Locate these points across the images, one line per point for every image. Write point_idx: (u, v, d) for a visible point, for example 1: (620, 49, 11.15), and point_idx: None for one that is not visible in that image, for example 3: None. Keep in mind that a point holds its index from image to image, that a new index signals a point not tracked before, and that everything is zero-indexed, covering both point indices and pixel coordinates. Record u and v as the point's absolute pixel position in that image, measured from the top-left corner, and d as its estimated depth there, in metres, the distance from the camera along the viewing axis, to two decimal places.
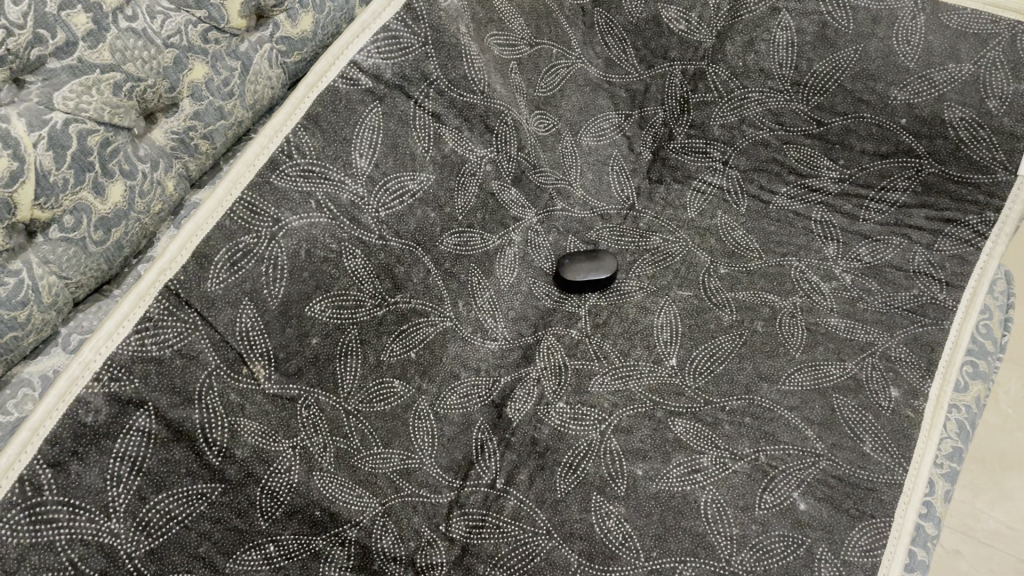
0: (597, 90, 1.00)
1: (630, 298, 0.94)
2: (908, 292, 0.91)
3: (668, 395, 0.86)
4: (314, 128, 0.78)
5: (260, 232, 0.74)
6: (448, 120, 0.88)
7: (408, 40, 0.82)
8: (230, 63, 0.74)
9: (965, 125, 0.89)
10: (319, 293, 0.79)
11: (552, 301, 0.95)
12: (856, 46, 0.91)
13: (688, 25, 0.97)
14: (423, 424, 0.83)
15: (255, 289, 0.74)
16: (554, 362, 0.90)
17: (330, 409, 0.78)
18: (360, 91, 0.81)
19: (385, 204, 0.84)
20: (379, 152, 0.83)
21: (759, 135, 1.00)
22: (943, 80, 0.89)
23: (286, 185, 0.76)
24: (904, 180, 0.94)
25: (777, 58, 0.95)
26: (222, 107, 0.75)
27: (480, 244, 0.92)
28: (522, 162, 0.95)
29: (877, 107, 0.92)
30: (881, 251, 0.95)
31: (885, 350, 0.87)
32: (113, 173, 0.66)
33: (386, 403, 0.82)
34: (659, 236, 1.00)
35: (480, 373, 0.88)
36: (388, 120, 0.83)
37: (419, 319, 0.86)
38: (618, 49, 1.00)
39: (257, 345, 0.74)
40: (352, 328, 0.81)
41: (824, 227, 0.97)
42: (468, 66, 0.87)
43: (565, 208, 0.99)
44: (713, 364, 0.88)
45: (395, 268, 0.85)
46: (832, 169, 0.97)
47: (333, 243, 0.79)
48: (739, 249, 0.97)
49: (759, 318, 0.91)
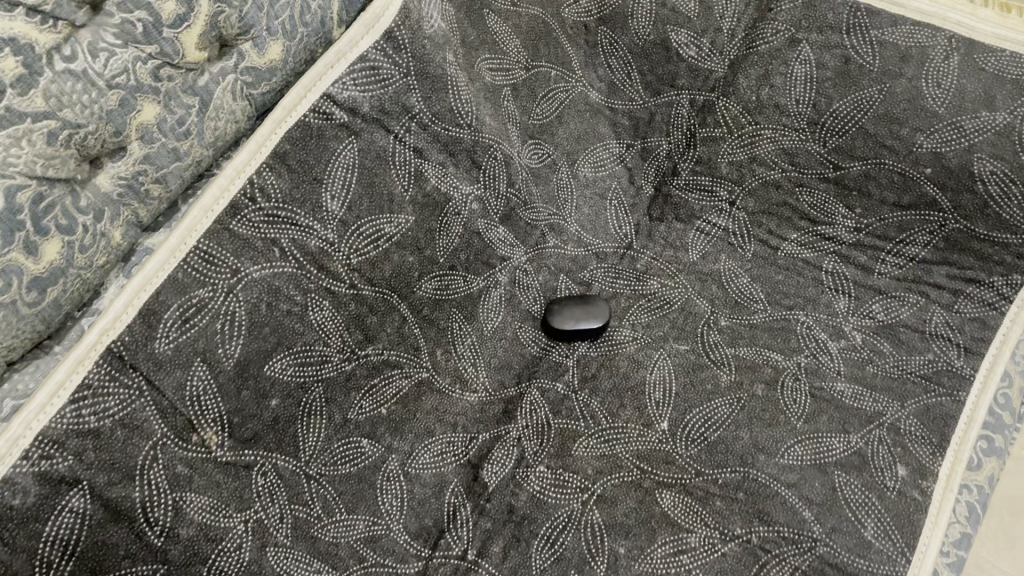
0: (597, 116, 0.93)
1: (622, 350, 0.87)
2: (923, 356, 0.84)
3: (658, 463, 0.80)
4: (281, 169, 0.73)
5: (216, 284, 0.69)
6: (431, 155, 0.81)
7: (389, 72, 0.76)
8: (187, 99, 0.67)
9: (996, 179, 0.82)
10: (280, 350, 0.72)
11: (538, 350, 0.88)
12: (881, 86, 0.84)
13: (698, 51, 0.90)
14: (391, 486, 0.77)
15: (208, 349, 0.68)
16: (537, 421, 0.83)
17: (290, 475, 0.72)
18: (335, 126, 0.75)
19: (358, 249, 0.77)
20: (353, 193, 0.76)
21: (770, 175, 0.91)
22: (975, 129, 0.82)
23: (248, 233, 0.71)
24: (925, 234, 0.86)
25: (794, 94, 0.88)
26: (176, 147, 0.67)
27: (462, 287, 0.85)
28: (512, 198, 0.88)
29: (900, 154, 0.84)
30: (895, 310, 0.86)
31: (895, 423, 0.81)
32: (47, 230, 0.59)
33: (351, 465, 0.76)
34: (657, 280, 0.91)
35: (456, 430, 0.82)
36: (365, 157, 0.77)
37: (392, 372, 0.80)
38: (623, 72, 0.92)
39: (209, 410, 0.68)
40: (317, 387, 0.75)
41: (835, 280, 0.88)
42: (455, 98, 0.81)
43: (557, 245, 0.92)
44: (707, 431, 0.82)
45: (367, 319, 0.78)
46: (849, 217, 0.88)
47: (298, 294, 0.73)
48: (743, 299, 0.89)
49: (760, 381, 0.84)
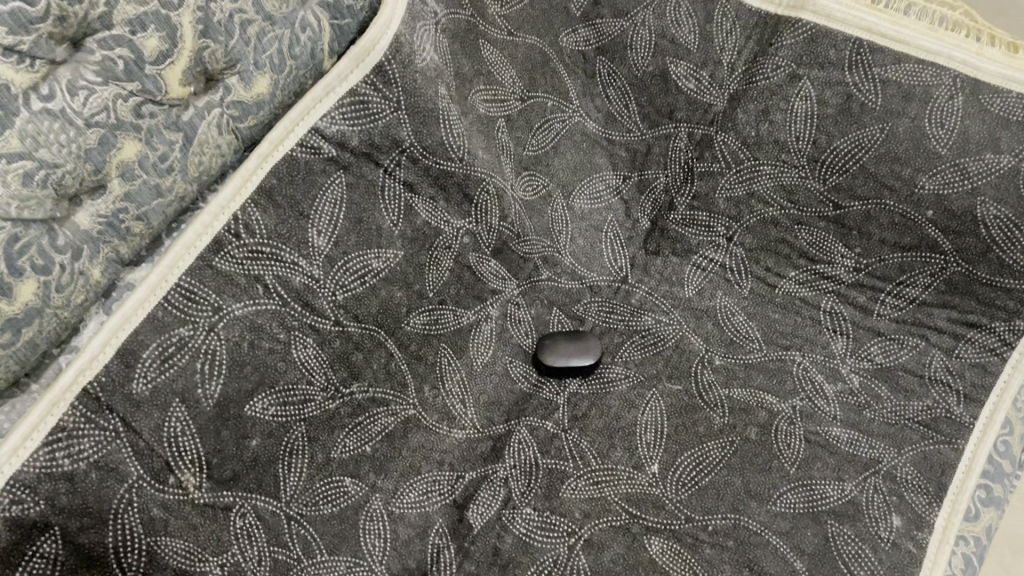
0: (594, 147, 0.91)
1: (614, 388, 0.86)
2: (921, 402, 0.83)
3: (647, 508, 0.78)
4: (267, 204, 0.71)
5: (197, 323, 0.68)
6: (421, 189, 0.80)
7: (378, 106, 0.75)
8: (170, 135, 0.66)
9: (999, 224, 0.79)
10: (262, 389, 0.71)
11: (528, 386, 0.86)
12: (882, 125, 0.81)
13: (697, 84, 0.88)
14: (374, 526, 0.76)
15: (187, 389, 0.67)
16: (524, 461, 0.82)
17: (270, 515, 0.71)
18: (323, 160, 0.74)
19: (344, 285, 0.76)
20: (340, 229, 0.75)
21: (768, 212, 0.90)
22: (978, 172, 0.79)
23: (231, 269, 0.70)
24: (926, 277, 0.84)
25: (794, 130, 0.85)
26: (159, 183, 0.66)
27: (451, 321, 0.84)
28: (504, 231, 0.86)
29: (901, 195, 0.82)
30: (894, 352, 0.85)
31: (890, 469, 0.79)
32: (22, 271, 0.58)
33: (334, 505, 0.75)
34: (652, 316, 0.90)
35: (443, 468, 0.81)
36: (354, 192, 0.76)
37: (378, 410, 0.79)
38: (620, 103, 0.90)
39: (187, 451, 0.67)
40: (300, 426, 0.74)
41: (833, 320, 0.88)
42: (447, 133, 0.79)
43: (551, 277, 0.91)
44: (699, 474, 0.80)
45: (352, 356, 0.77)
46: (847, 257, 0.87)
47: (281, 332, 0.72)
48: (738, 338, 0.88)
49: (753, 424, 0.82)
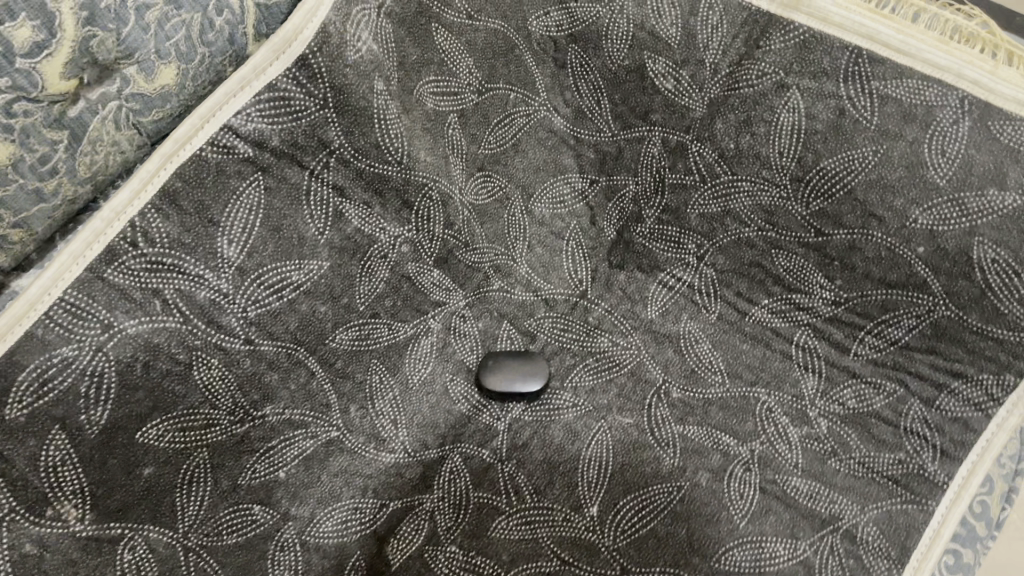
0: (560, 146, 0.83)
1: (559, 418, 0.80)
2: (891, 454, 0.76)
3: (582, 555, 0.72)
4: (170, 210, 0.64)
5: (84, 342, 0.62)
6: (354, 194, 0.73)
7: (301, 103, 0.68)
8: (53, 135, 0.58)
9: (997, 269, 0.70)
10: (157, 415, 0.65)
11: (467, 408, 0.80)
12: (877, 146, 0.71)
13: (675, 84, 0.77)
14: (285, 557, 0.70)
15: (69, 415, 0.61)
16: (454, 493, 0.76)
17: (163, 547, 0.65)
18: (237, 161, 0.67)
19: (257, 301, 0.70)
20: (255, 237, 0.68)
21: (743, 233, 0.81)
22: (978, 209, 0.69)
23: (125, 282, 0.63)
24: (911, 318, 0.76)
25: (777, 146, 0.75)
26: (40, 187, 0.59)
27: (385, 337, 0.78)
28: (449, 240, 0.80)
29: (890, 227, 0.73)
30: (868, 398, 0.78)
31: (850, 529, 0.73)
32: None
33: (239, 535, 0.68)
34: (608, 338, 0.84)
35: (366, 495, 0.75)
36: (273, 196, 0.69)
37: (294, 434, 0.72)
38: (591, 99, 0.80)
39: (68, 482, 0.61)
40: (201, 452, 0.67)
41: (805, 356, 0.81)
42: (382, 132, 0.72)
43: (502, 288, 0.84)
44: (639, 522, 0.74)
45: (264, 376, 0.71)
46: (826, 289, 0.79)
47: (181, 352, 0.66)
48: (701, 368, 0.82)
49: (705, 470, 0.77)
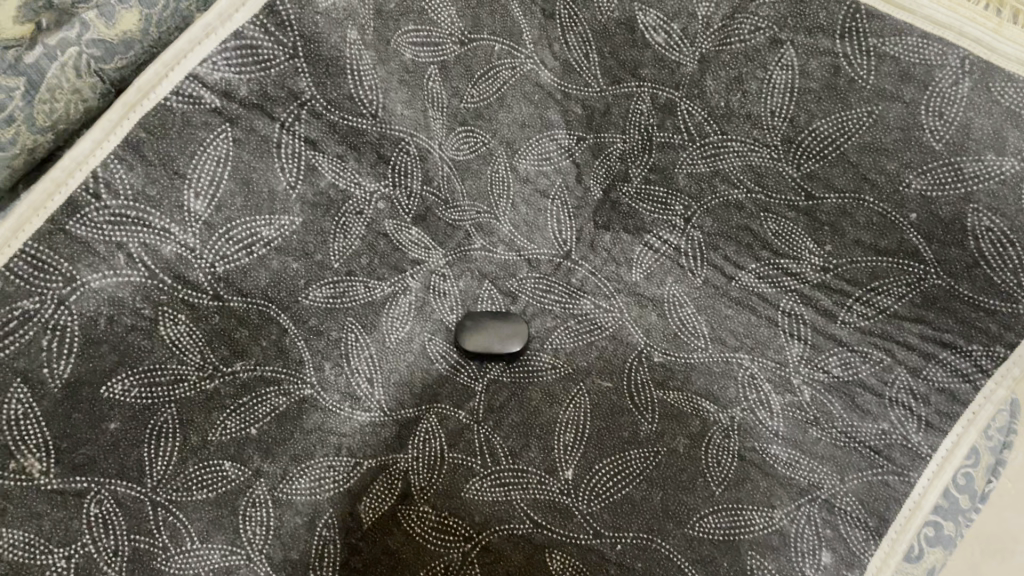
0: (547, 100, 0.80)
1: (538, 380, 0.80)
2: (875, 425, 0.74)
3: (555, 517, 0.72)
4: (135, 160, 0.62)
5: (45, 295, 0.60)
6: (327, 146, 0.71)
7: (269, 51, 0.65)
8: (8, 80, 0.56)
9: (992, 238, 0.67)
10: (122, 369, 0.64)
11: (445, 369, 0.80)
12: (871, 107, 0.68)
13: (667, 38, 0.73)
14: (256, 514, 0.68)
15: (31, 368, 0.60)
16: (429, 452, 0.76)
17: (130, 502, 0.64)
18: (204, 111, 0.64)
19: (225, 256, 0.68)
20: (223, 191, 0.67)
21: (732, 195, 0.79)
22: (975, 175, 0.66)
23: (89, 235, 0.61)
24: (900, 286, 0.73)
25: (770, 104, 0.72)
26: None
27: (361, 294, 0.77)
28: (429, 197, 0.79)
29: (883, 192, 0.70)
30: (854, 366, 0.76)
31: (828, 498, 0.71)
32: None
33: (209, 491, 0.67)
34: (591, 300, 0.84)
35: (340, 454, 0.74)
36: (242, 148, 0.67)
37: (266, 390, 0.71)
38: (580, 52, 0.77)
39: (30, 436, 0.60)
40: (167, 408, 0.66)
41: (791, 323, 0.79)
42: (355, 84, 0.70)
43: (485, 247, 0.84)
44: (613, 486, 0.73)
45: (233, 333, 0.69)
46: (815, 254, 0.76)
47: (147, 307, 0.64)
48: (683, 334, 0.82)
49: (683, 435, 0.75)
